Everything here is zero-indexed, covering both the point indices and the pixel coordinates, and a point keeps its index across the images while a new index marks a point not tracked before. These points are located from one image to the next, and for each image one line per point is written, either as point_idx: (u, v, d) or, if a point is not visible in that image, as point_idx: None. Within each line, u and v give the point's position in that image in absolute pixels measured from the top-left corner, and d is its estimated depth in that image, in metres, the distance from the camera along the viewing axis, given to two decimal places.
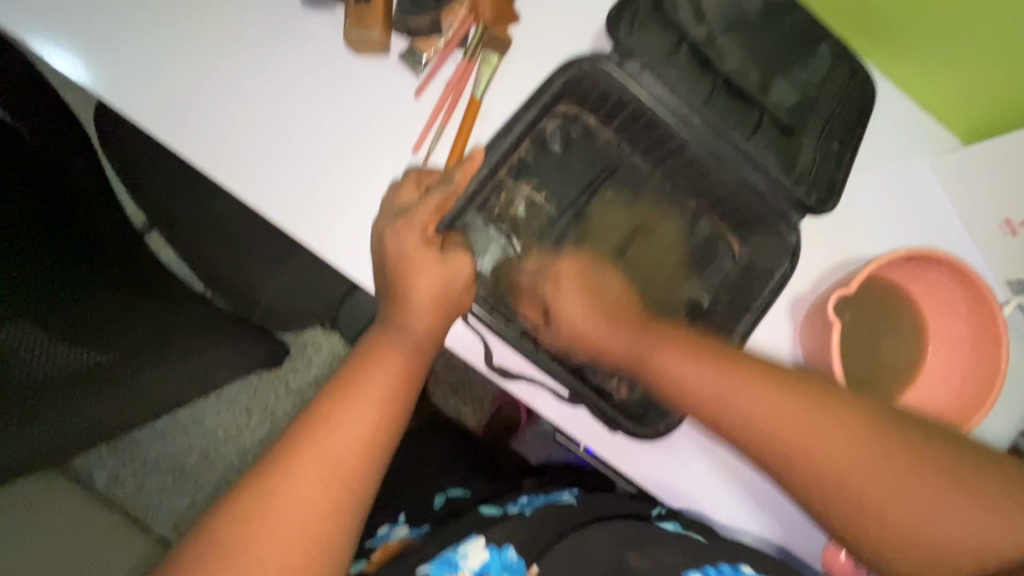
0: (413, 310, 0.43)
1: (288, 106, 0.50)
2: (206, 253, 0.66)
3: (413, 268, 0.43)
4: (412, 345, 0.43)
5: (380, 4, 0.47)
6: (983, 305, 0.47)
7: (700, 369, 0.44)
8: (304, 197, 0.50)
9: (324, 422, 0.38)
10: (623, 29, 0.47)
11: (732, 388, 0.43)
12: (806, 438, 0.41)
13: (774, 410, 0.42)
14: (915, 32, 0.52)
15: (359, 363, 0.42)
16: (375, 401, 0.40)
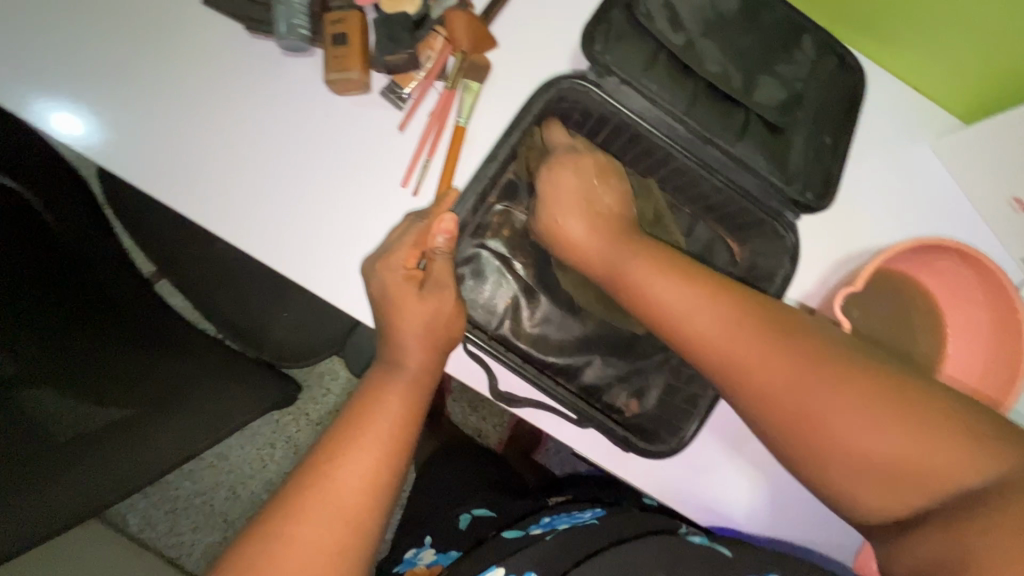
0: (409, 348, 0.43)
1: (277, 152, 0.51)
2: (221, 299, 0.70)
3: (406, 303, 0.43)
4: (411, 379, 0.44)
5: (357, 46, 0.48)
6: (999, 290, 0.45)
7: (666, 284, 0.42)
8: (296, 238, 0.51)
9: (328, 463, 0.39)
10: (599, 44, 0.45)
11: (692, 309, 0.41)
12: (754, 353, 0.38)
13: (730, 336, 0.39)
14: (904, 15, 0.50)
15: (361, 402, 0.42)
16: (379, 440, 0.40)
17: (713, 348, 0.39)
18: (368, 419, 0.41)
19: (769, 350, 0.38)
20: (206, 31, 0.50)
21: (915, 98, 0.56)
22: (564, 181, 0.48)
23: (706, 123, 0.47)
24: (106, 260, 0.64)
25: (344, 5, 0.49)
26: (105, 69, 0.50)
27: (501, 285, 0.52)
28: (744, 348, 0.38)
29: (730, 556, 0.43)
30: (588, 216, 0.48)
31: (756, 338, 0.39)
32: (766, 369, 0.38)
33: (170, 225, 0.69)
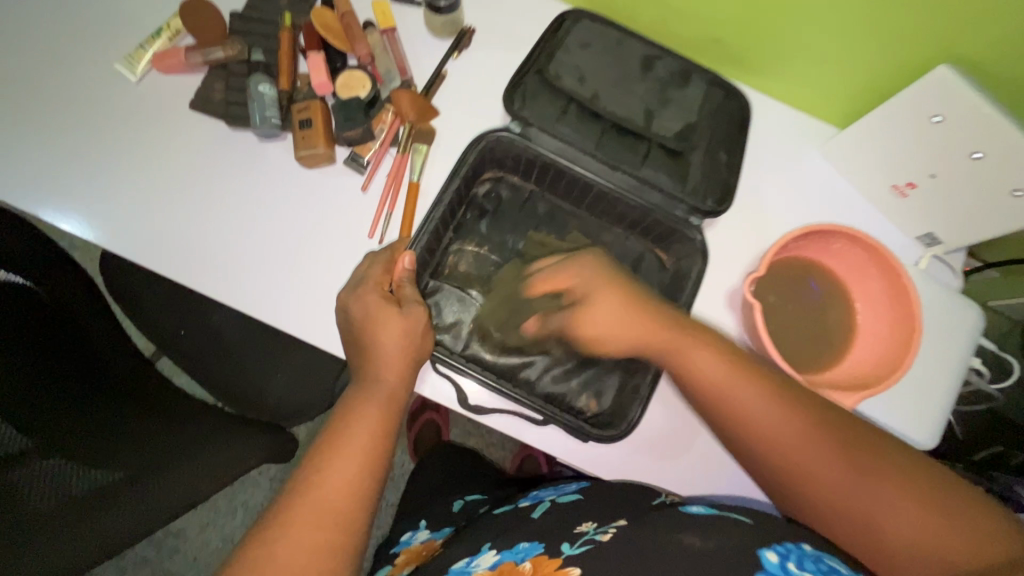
0: (385, 361, 0.49)
1: (258, 222, 0.59)
2: (219, 365, 0.76)
3: (379, 320, 0.50)
4: (386, 392, 0.49)
5: (319, 126, 0.57)
6: (885, 261, 0.53)
7: (717, 362, 0.47)
8: (279, 293, 0.58)
9: (316, 470, 0.44)
10: (517, 102, 0.56)
11: (734, 385, 0.46)
12: (779, 428, 0.45)
13: (761, 412, 0.45)
14: (764, 52, 0.61)
15: (341, 417, 0.47)
16: (364, 446, 0.45)
17: (765, 431, 0.45)
18: (352, 428, 0.46)
19: (801, 434, 0.44)
20: (195, 131, 0.60)
21: (797, 114, 0.66)
22: (617, 288, 0.51)
23: (615, 155, 0.56)
24: (105, 341, 0.71)
25: (307, 96, 0.59)
26: (106, 171, 0.59)
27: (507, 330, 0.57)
28: (779, 423, 0.45)
29: (751, 522, 0.42)
30: (637, 310, 0.50)
31: (798, 422, 0.45)
32: (803, 449, 0.44)
33: (170, 301, 0.76)
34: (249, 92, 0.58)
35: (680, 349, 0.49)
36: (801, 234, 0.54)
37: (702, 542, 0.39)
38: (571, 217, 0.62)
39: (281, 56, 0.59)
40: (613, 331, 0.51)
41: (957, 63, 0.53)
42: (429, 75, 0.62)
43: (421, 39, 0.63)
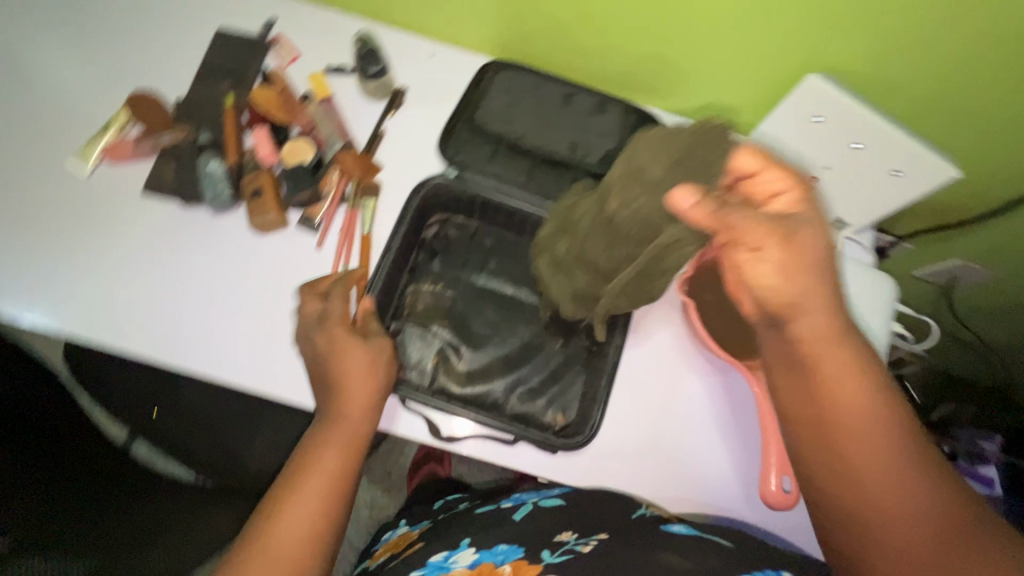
0: (349, 398, 0.52)
1: (219, 292, 0.61)
2: (195, 440, 0.76)
3: (345, 350, 0.53)
4: (347, 429, 0.52)
5: (269, 196, 0.61)
6: None
7: (826, 316, 0.45)
8: (248, 357, 0.60)
9: (281, 507, 0.48)
10: (451, 150, 0.62)
11: (830, 342, 0.45)
12: (841, 387, 0.44)
13: (836, 371, 0.44)
14: (664, 79, 0.69)
15: (303, 458, 0.51)
16: (326, 484, 0.49)
17: (862, 471, 0.43)
18: (314, 468, 0.50)
19: (862, 404, 0.44)
20: (149, 215, 0.63)
21: None
22: (818, 240, 0.44)
23: (546, 187, 0.62)
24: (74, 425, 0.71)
25: (255, 167, 0.63)
26: (65, 264, 0.60)
27: (654, 196, 0.50)
28: (844, 383, 0.44)
29: (733, 547, 0.46)
30: (816, 273, 0.44)
31: (897, 469, 0.42)
32: (892, 500, 0.42)
33: (141, 383, 0.77)
34: (199, 172, 0.62)
35: (824, 355, 0.45)
36: None
37: (681, 560, 0.42)
38: (516, 245, 0.65)
39: (226, 135, 0.63)
40: (794, 288, 0.44)
41: (824, 69, 0.61)
42: (368, 135, 0.68)
43: (357, 104, 0.69)
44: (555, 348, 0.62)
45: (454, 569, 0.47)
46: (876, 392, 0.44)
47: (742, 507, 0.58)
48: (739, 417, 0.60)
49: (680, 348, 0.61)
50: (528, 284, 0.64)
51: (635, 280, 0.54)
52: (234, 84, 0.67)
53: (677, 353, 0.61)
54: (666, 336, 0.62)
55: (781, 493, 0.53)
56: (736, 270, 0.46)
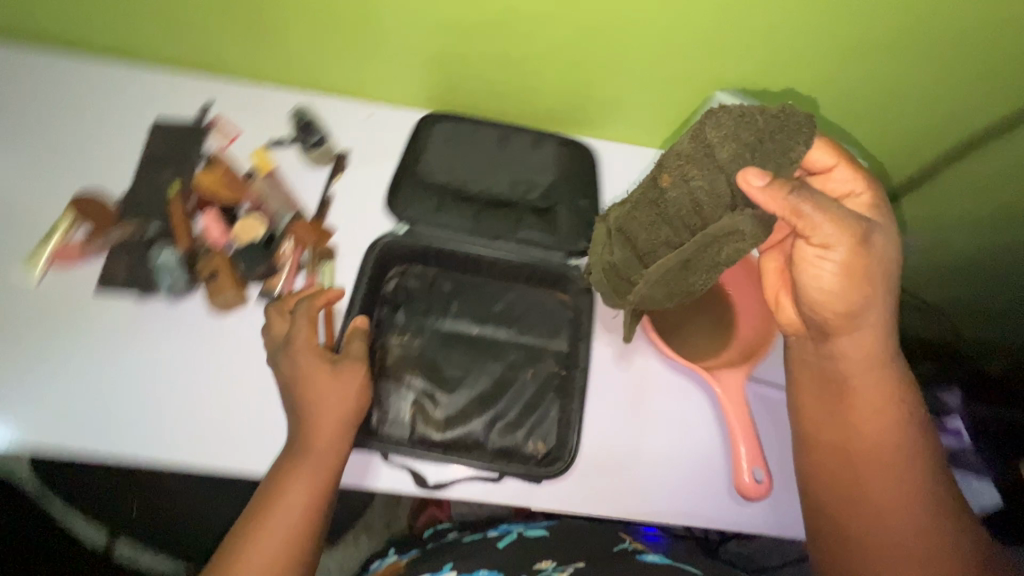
0: (319, 434, 0.53)
1: (188, 378, 0.61)
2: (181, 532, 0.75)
3: (320, 387, 0.55)
4: (317, 462, 0.53)
5: (226, 276, 0.62)
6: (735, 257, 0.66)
7: (863, 340, 0.54)
8: (225, 439, 0.60)
9: (252, 535, 0.50)
10: (399, 207, 0.66)
11: (863, 365, 0.54)
12: (866, 408, 0.55)
13: (868, 393, 0.55)
14: (588, 109, 0.74)
15: (272, 487, 0.52)
16: (291, 517, 0.51)
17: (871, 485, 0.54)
18: (281, 499, 0.51)
19: (879, 424, 0.54)
20: (105, 313, 0.62)
21: (632, 149, 0.79)
22: (881, 251, 0.51)
23: (493, 228, 0.65)
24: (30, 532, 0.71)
25: (208, 250, 0.64)
26: (19, 375, 0.59)
27: (717, 178, 0.50)
28: (869, 401, 0.55)
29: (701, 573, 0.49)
30: (867, 286, 0.51)
31: (897, 487, 0.53)
32: (891, 511, 0.53)
33: (114, 483, 0.74)
34: (153, 263, 0.63)
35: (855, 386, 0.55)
36: None
37: None
38: (477, 286, 0.68)
39: (175, 223, 0.64)
40: (849, 317, 0.53)
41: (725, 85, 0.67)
42: (316, 201, 0.70)
43: (301, 173, 0.71)
44: (527, 378, 0.64)
45: None
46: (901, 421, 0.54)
47: (728, 503, 0.60)
48: (706, 419, 0.63)
49: (644, 362, 0.65)
50: (493, 321, 0.66)
51: (676, 267, 0.55)
52: (176, 171, 0.68)
53: (642, 366, 0.65)
54: (627, 351, 0.66)
55: (754, 484, 0.57)
56: (800, 266, 0.52)
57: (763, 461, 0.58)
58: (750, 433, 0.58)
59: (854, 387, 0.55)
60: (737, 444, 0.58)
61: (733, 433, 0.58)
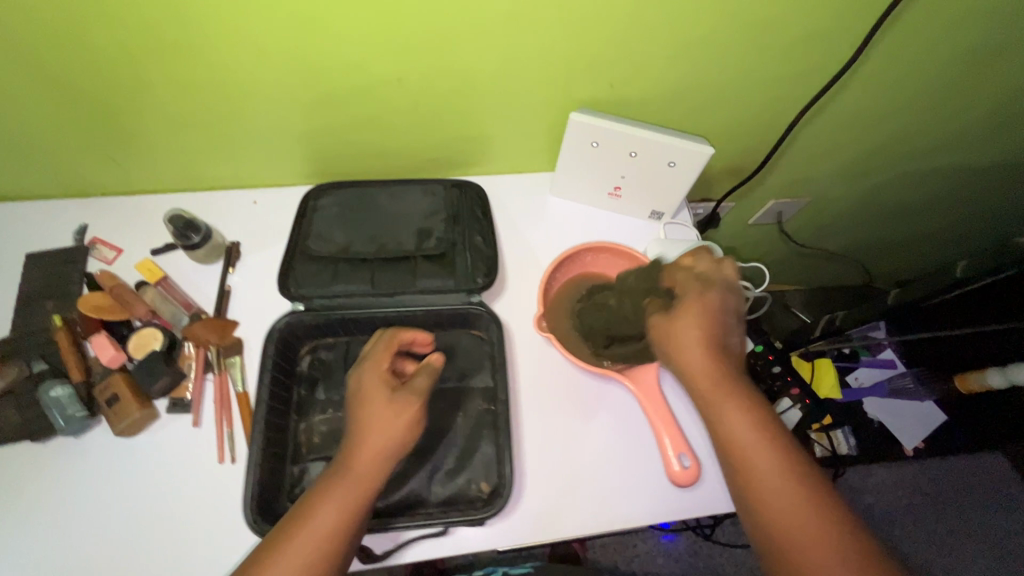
0: (362, 452, 0.52)
1: (105, 511, 0.58)
2: None
3: (371, 410, 0.54)
4: (358, 480, 0.51)
5: (127, 396, 0.60)
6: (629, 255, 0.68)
7: (698, 360, 0.52)
8: (155, 565, 0.56)
9: (270, 557, 0.46)
10: (292, 285, 0.65)
11: (701, 374, 0.52)
12: (717, 404, 0.51)
13: (712, 392, 0.52)
14: (465, 152, 0.78)
15: (302, 507, 0.49)
16: (316, 540, 0.47)
17: (778, 511, 0.47)
18: (310, 518, 0.48)
19: (734, 417, 0.50)
20: (2, 467, 0.59)
21: (518, 178, 0.83)
22: (700, 315, 0.53)
23: (391, 283, 0.66)
24: None
25: (104, 375, 0.62)
26: None
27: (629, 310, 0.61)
28: (714, 401, 0.51)
29: None
30: (697, 339, 0.53)
31: (802, 506, 0.46)
32: (797, 527, 0.45)
33: None
34: (43, 400, 0.59)
35: (721, 402, 0.51)
36: (553, 269, 0.68)
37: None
38: None
39: (62, 355, 0.61)
40: (691, 346, 0.52)
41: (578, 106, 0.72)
42: (214, 298, 0.69)
43: (196, 274, 0.70)
44: (457, 423, 0.64)
45: None
46: (775, 432, 0.50)
47: (672, 495, 0.62)
48: (634, 417, 0.65)
49: (570, 377, 0.67)
50: None
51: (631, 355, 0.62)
52: (57, 301, 0.66)
53: (568, 382, 0.67)
54: (549, 372, 0.68)
55: (682, 471, 0.60)
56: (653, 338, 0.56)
57: (688, 447, 0.61)
58: (668, 422, 0.62)
59: (703, 386, 0.52)
60: (659, 435, 0.62)
61: (657, 429, 0.62)
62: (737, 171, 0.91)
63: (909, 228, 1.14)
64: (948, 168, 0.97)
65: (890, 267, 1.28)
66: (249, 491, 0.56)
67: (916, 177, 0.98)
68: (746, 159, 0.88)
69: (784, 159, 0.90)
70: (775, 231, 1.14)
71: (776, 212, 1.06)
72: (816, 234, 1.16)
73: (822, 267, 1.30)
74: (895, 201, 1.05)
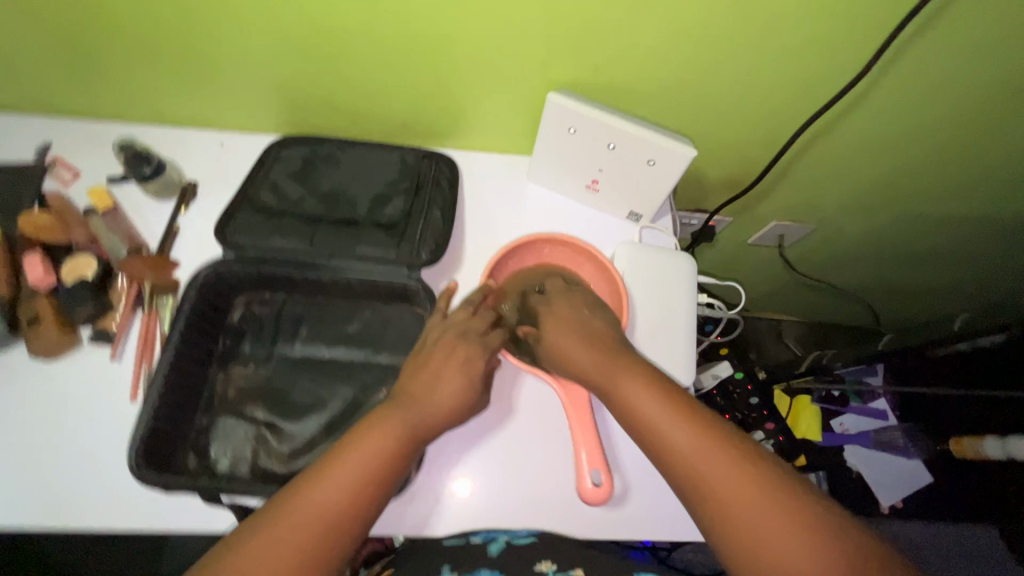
0: (436, 397, 0.54)
1: (8, 429, 0.57)
2: None
3: (444, 366, 0.55)
4: (420, 419, 0.52)
5: (51, 320, 0.59)
6: (582, 249, 0.67)
7: (576, 347, 0.57)
8: (44, 492, 0.55)
9: (323, 473, 0.46)
10: (229, 231, 0.62)
11: (572, 356, 0.57)
12: (602, 374, 0.54)
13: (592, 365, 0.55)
14: (440, 122, 0.74)
15: (358, 435, 0.49)
16: (367, 468, 0.47)
17: (694, 466, 0.46)
18: (366, 441, 0.48)
19: (629, 384, 0.52)
20: None
21: (495, 157, 0.79)
22: (561, 325, 0.60)
23: (331, 245, 0.63)
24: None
25: (32, 294, 0.61)
26: None
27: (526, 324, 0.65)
28: (603, 373, 0.54)
29: None
30: (562, 339, 0.59)
31: (717, 455, 0.46)
32: (719, 475, 0.45)
33: None
34: None
35: (612, 375, 0.53)
36: (500, 255, 0.65)
37: None
38: (327, 307, 0.67)
39: None
40: (560, 341, 0.59)
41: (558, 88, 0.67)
42: (160, 234, 0.68)
43: (148, 207, 0.69)
44: (377, 400, 0.62)
45: None
46: (666, 387, 0.51)
47: (579, 512, 0.59)
48: (559, 424, 0.62)
49: (505, 372, 0.64)
50: (346, 342, 0.65)
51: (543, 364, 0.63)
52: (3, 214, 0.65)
53: (501, 378, 0.64)
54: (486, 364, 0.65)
55: (595, 489, 0.55)
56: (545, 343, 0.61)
57: (603, 464, 0.56)
58: (589, 432, 0.58)
59: (595, 368, 0.55)
60: (577, 447, 0.58)
61: (574, 441, 0.58)
62: (734, 184, 0.86)
63: (921, 274, 1.06)
64: (969, 214, 0.89)
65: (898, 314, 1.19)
66: (139, 431, 0.54)
67: (933, 219, 0.91)
68: (744, 171, 0.82)
69: (786, 177, 0.84)
70: (775, 256, 1.07)
71: (776, 234, 0.99)
72: (820, 265, 1.08)
73: (824, 302, 1.22)
74: (909, 242, 0.97)
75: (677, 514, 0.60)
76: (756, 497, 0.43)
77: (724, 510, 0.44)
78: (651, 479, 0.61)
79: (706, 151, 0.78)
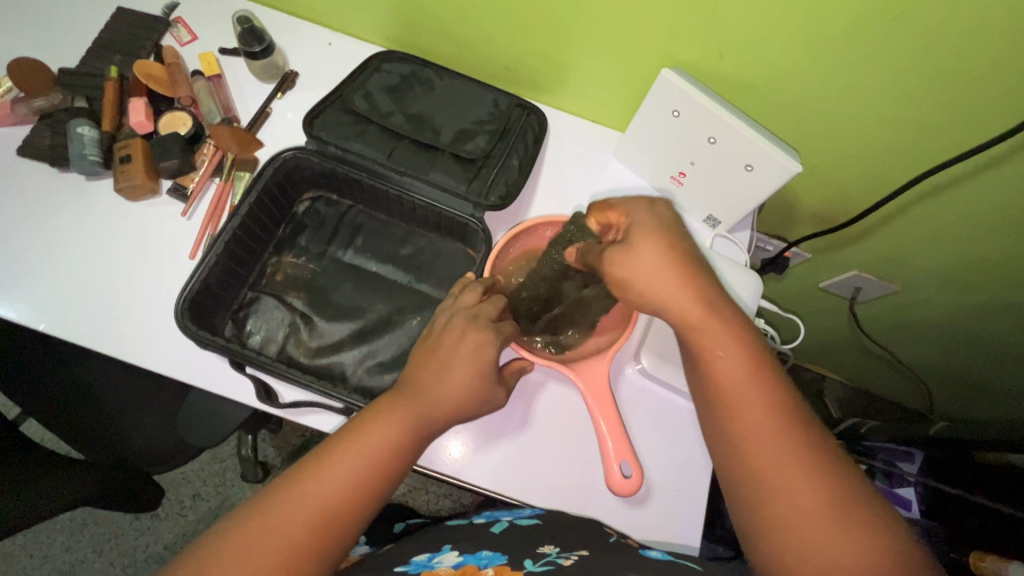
0: (448, 387, 0.50)
1: (84, 251, 0.62)
2: (145, 414, 0.80)
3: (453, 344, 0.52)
4: (418, 408, 0.49)
5: (138, 160, 0.62)
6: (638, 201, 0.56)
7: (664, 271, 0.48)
8: (98, 315, 0.59)
9: (323, 461, 0.45)
10: (315, 125, 0.63)
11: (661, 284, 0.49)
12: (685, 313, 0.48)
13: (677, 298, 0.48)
14: (543, 75, 0.72)
15: (363, 425, 0.48)
16: (367, 462, 0.46)
17: (755, 443, 0.45)
18: (366, 434, 0.47)
19: (715, 337, 0.48)
20: (25, 178, 0.64)
21: (585, 124, 0.76)
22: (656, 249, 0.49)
23: (406, 163, 0.64)
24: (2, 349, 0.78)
25: (130, 136, 0.65)
26: None
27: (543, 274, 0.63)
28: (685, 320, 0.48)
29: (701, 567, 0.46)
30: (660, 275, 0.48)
31: (784, 434, 0.45)
32: (782, 459, 0.44)
33: (84, 358, 0.80)
34: (69, 133, 0.62)
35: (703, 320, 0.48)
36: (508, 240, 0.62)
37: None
38: (387, 224, 0.69)
39: (105, 102, 0.65)
40: (647, 265, 0.49)
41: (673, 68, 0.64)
42: (253, 113, 0.70)
43: (248, 85, 0.71)
44: (410, 325, 0.64)
45: (438, 568, 0.48)
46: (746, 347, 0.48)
47: (582, 493, 0.59)
48: (578, 400, 0.62)
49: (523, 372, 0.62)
50: (394, 263, 0.67)
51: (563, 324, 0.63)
52: (123, 58, 0.69)
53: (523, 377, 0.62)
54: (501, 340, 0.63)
55: (625, 481, 0.54)
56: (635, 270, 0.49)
57: (631, 456, 0.55)
58: (614, 425, 0.56)
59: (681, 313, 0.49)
60: (604, 440, 0.56)
61: (599, 430, 0.56)
62: (827, 219, 0.80)
63: (1002, 375, 0.96)
64: None
65: (958, 408, 1.10)
66: (189, 285, 0.56)
67: None
68: (843, 208, 0.76)
69: (887, 226, 0.77)
70: (844, 308, 1.00)
71: (853, 285, 0.92)
72: (890, 332, 1.00)
73: (880, 373, 1.14)
74: (1000, 335, 0.88)
75: (684, 514, 0.59)
76: (815, 487, 0.43)
77: (779, 494, 0.43)
78: (670, 470, 0.60)
79: (810, 174, 0.73)
